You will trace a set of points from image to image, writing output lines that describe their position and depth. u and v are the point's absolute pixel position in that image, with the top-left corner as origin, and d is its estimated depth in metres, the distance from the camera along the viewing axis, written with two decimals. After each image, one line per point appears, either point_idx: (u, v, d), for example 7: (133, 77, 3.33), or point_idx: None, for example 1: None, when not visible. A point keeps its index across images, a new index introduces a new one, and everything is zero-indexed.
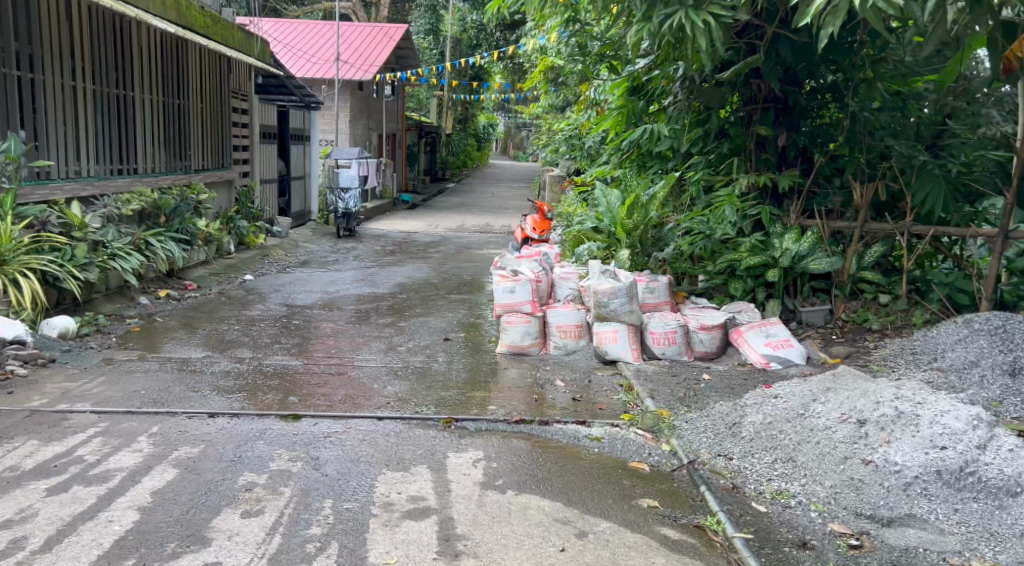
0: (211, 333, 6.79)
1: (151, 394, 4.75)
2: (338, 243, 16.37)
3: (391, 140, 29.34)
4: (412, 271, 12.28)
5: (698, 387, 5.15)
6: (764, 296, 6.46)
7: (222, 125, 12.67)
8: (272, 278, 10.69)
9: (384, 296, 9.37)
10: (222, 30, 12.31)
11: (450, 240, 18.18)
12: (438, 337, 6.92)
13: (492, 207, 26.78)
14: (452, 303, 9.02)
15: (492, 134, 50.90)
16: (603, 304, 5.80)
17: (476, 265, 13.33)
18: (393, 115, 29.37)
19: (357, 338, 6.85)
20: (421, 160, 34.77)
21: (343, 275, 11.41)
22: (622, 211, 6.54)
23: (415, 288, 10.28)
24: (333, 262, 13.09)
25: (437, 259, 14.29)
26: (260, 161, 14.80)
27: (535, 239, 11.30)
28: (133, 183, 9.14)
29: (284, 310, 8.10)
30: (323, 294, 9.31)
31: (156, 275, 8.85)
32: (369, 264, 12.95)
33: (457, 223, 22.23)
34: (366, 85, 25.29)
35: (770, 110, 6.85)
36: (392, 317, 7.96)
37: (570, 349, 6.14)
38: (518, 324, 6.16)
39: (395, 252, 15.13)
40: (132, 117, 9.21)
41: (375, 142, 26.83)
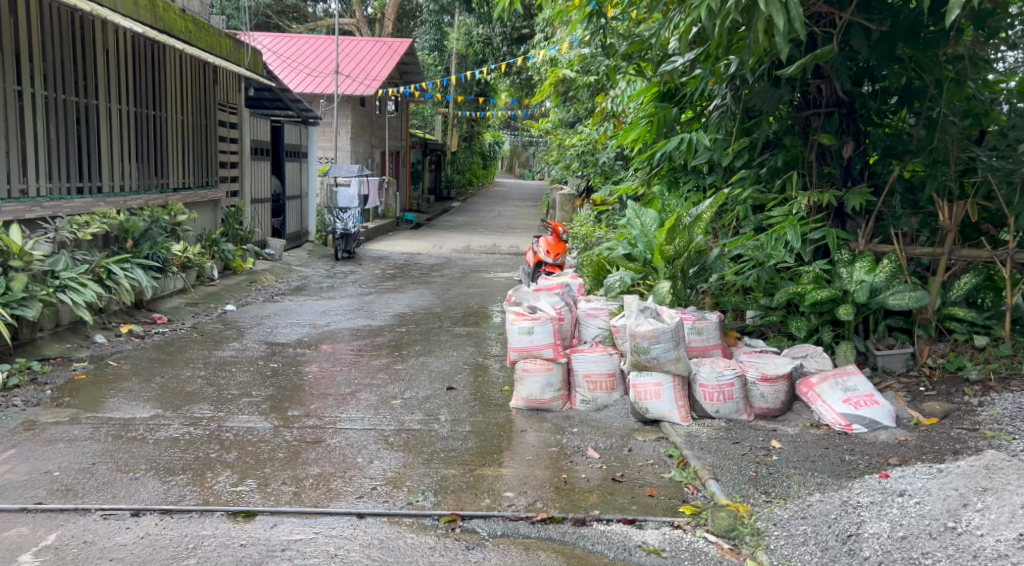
0: (171, 382, 5.77)
1: (66, 477, 3.74)
2: (336, 266, 15.33)
3: (395, 158, 28.45)
4: (413, 298, 11.22)
5: (767, 460, 4.04)
6: (831, 337, 5.34)
7: (206, 139, 11.66)
8: (256, 308, 9.66)
9: (381, 330, 8.32)
10: (206, 36, 11.34)
11: (456, 262, 17.14)
12: (438, 384, 5.86)
13: (500, 227, 25.77)
14: (456, 338, 7.95)
15: (498, 153, 50.14)
16: (643, 350, 4.71)
17: (484, 290, 12.28)
18: (397, 132, 28.47)
19: (343, 385, 5.80)
20: (426, 178, 33.87)
21: (337, 303, 10.36)
22: (661, 234, 5.34)
23: (417, 319, 9.23)
24: (328, 288, 12.05)
25: (441, 283, 13.24)
26: (250, 180, 13.78)
27: (550, 263, 10.31)
28: (95, 203, 8.17)
29: (262, 349, 7.07)
30: (312, 327, 8.27)
31: (120, 307, 7.84)
32: (367, 291, 11.90)
33: (463, 243, 21.21)
34: (368, 102, 24.42)
35: (834, 115, 5.72)
36: (386, 357, 6.90)
37: (600, 404, 5.06)
38: (538, 373, 5.08)
39: (397, 276, 14.08)
40: (95, 129, 8.31)
41: (377, 159, 25.90)
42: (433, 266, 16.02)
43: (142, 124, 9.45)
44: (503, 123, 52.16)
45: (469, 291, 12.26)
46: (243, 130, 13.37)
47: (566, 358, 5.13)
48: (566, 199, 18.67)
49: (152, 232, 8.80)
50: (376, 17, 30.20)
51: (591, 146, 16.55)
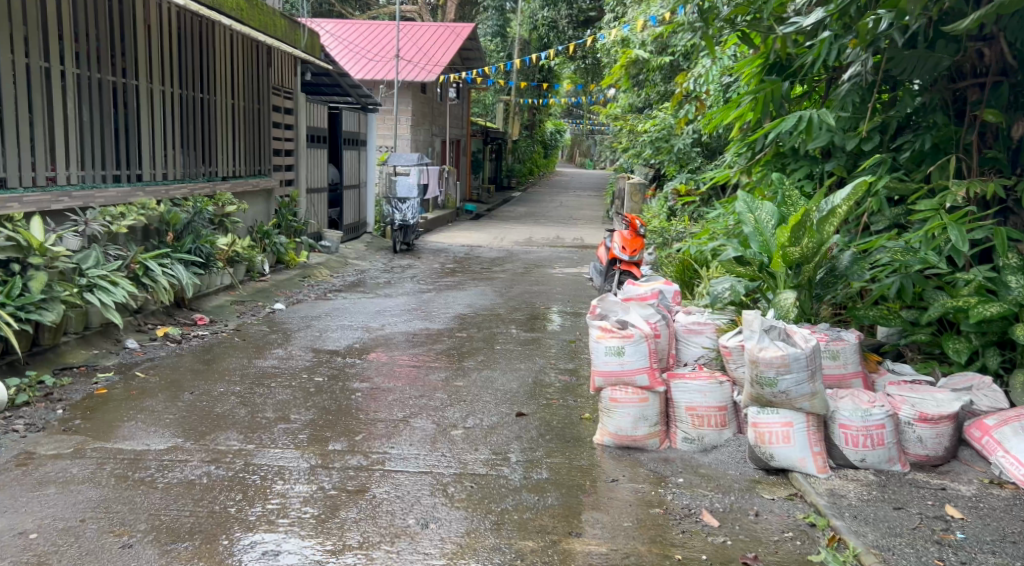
0: (200, 400, 5.01)
1: (44, 544, 2.95)
2: (393, 259, 14.61)
3: (455, 147, 27.72)
4: (476, 297, 10.37)
5: (949, 540, 3.08)
6: (999, 363, 4.27)
7: (258, 125, 10.95)
8: (307, 306, 8.94)
9: (441, 335, 7.48)
10: (259, 15, 10.63)
11: (519, 256, 16.29)
12: (507, 409, 4.97)
13: (563, 218, 24.79)
14: (525, 347, 7.06)
15: (559, 142, 49.03)
16: (768, 382, 3.74)
17: (551, 288, 11.39)
18: (457, 120, 27.71)
19: (396, 407, 4.96)
20: (486, 167, 33.03)
21: (394, 302, 9.57)
22: (784, 232, 4.36)
23: (480, 322, 8.36)
24: (384, 284, 11.30)
25: (504, 280, 12.37)
26: (305, 169, 13.04)
27: (626, 261, 9.25)
28: (133, 193, 7.49)
29: (307, 358, 6.29)
30: (365, 331, 7.47)
31: (157, 307, 7.15)
32: (426, 287, 11.10)
33: (525, 235, 20.31)
34: (429, 88, 23.69)
35: (1002, 86, 4.65)
36: (446, 370, 6.04)
37: (707, 444, 4.11)
38: (629, 404, 4.16)
39: (457, 271, 13.28)
40: (134, 112, 7.60)
41: (437, 148, 25.17)
42: (495, 261, 15.19)
43: (187, 108, 8.75)
44: (565, 111, 51.02)
45: (535, 290, 11.37)
46: (297, 117, 12.59)
47: (664, 387, 4.20)
48: (636, 189, 17.62)
49: (196, 225, 8.08)
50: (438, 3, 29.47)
51: (666, 133, 15.49)
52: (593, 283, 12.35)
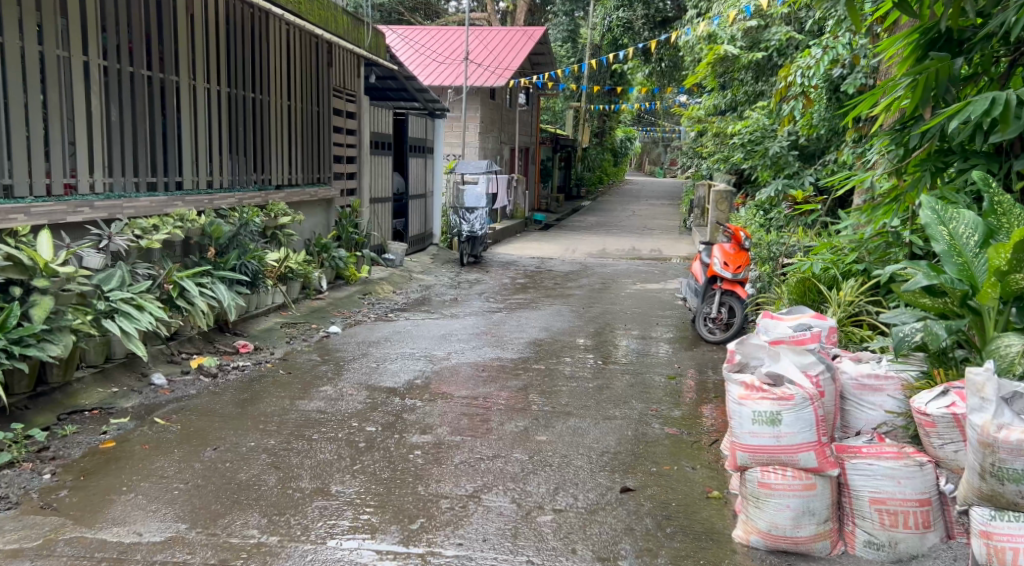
0: (223, 459, 4.04)
1: None
2: (460, 274, 13.62)
3: (524, 155, 26.73)
4: (551, 317, 9.27)
5: None
6: None
7: (318, 129, 10.08)
8: (366, 328, 7.99)
9: (515, 367, 6.40)
10: (319, 9, 9.76)
11: (595, 269, 15.13)
12: (606, 481, 3.86)
13: (637, 228, 23.54)
14: (616, 386, 5.92)
15: (628, 150, 47.62)
16: (1014, 478, 2.66)
17: (634, 308, 10.21)
18: (527, 127, 26.72)
19: (464, 476, 3.89)
20: (555, 176, 31.95)
21: (461, 324, 8.55)
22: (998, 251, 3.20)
23: (559, 350, 7.25)
24: (451, 302, 10.31)
25: (581, 297, 11.25)
26: (369, 178, 12.14)
27: (730, 281, 8.05)
28: (172, 202, 6.60)
29: (359, 398, 5.29)
30: (428, 361, 6.46)
31: (194, 333, 6.25)
32: (496, 306, 10.06)
33: (599, 246, 19.14)
34: (498, 93, 22.78)
35: None
36: (523, 416, 4.95)
37: (900, 553, 3.02)
38: (789, 493, 3.09)
39: (529, 286, 12.21)
40: (173, 109, 6.72)
41: (505, 155, 24.22)
42: (569, 275, 14.08)
43: (238, 107, 7.88)
44: (636, 118, 49.60)
45: (616, 310, 10.22)
46: (359, 122, 11.69)
47: (837, 469, 3.11)
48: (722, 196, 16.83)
49: (242, 238, 7.12)
50: (507, 8, 28.61)
51: (761, 136, 14.55)
52: (680, 301, 11.12)
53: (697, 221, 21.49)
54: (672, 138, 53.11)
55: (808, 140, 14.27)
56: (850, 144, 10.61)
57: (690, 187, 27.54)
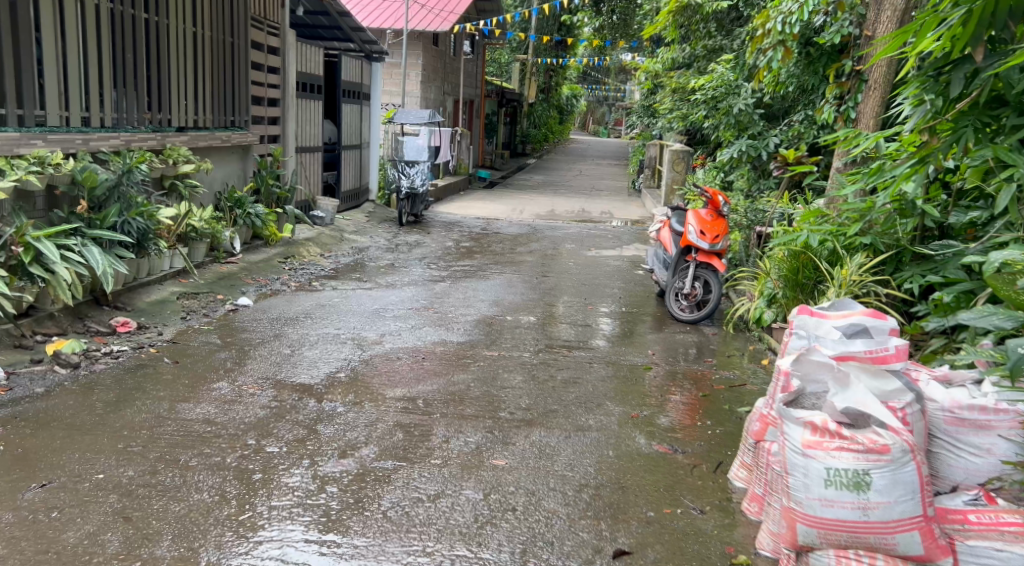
0: (51, 504, 2.87)
1: None
2: (399, 235, 12.43)
3: (469, 107, 25.38)
4: (500, 290, 8.17)
5: None
6: None
7: (234, 62, 8.67)
8: (284, 300, 6.77)
9: (461, 357, 5.30)
10: None
11: (545, 232, 14.09)
12: (593, 541, 2.86)
13: (584, 188, 22.51)
14: (583, 384, 4.88)
15: (574, 108, 46.46)
16: None
17: (592, 279, 9.22)
18: (472, 78, 25.32)
19: (394, 537, 2.82)
20: (500, 131, 30.62)
21: (397, 296, 7.39)
22: None
23: (513, 333, 6.17)
24: (386, 268, 9.12)
25: (531, 264, 10.17)
26: (295, 124, 10.75)
27: (707, 252, 7.09)
28: (28, 141, 5.25)
29: (261, 400, 4.12)
30: (356, 347, 5.31)
31: (57, 308, 4.98)
32: (437, 275, 8.91)
33: (547, 207, 18.05)
34: (442, 39, 21.33)
35: None
36: (473, 428, 3.88)
37: None
38: None
39: (474, 251, 11.07)
40: (30, 26, 5.32)
41: (448, 107, 22.83)
42: (518, 238, 13.01)
43: (127, 31, 6.48)
44: (582, 74, 48.33)
45: (571, 281, 9.18)
46: (284, 58, 10.26)
47: (945, 554, 2.62)
48: (678, 156, 16.09)
49: (125, 189, 5.77)
50: None
51: (725, 91, 13.61)
52: (640, 271, 10.14)
53: (648, 183, 20.56)
54: (617, 97, 52.10)
55: (773, 99, 13.41)
56: (830, 103, 9.78)
57: (638, 147, 26.58)
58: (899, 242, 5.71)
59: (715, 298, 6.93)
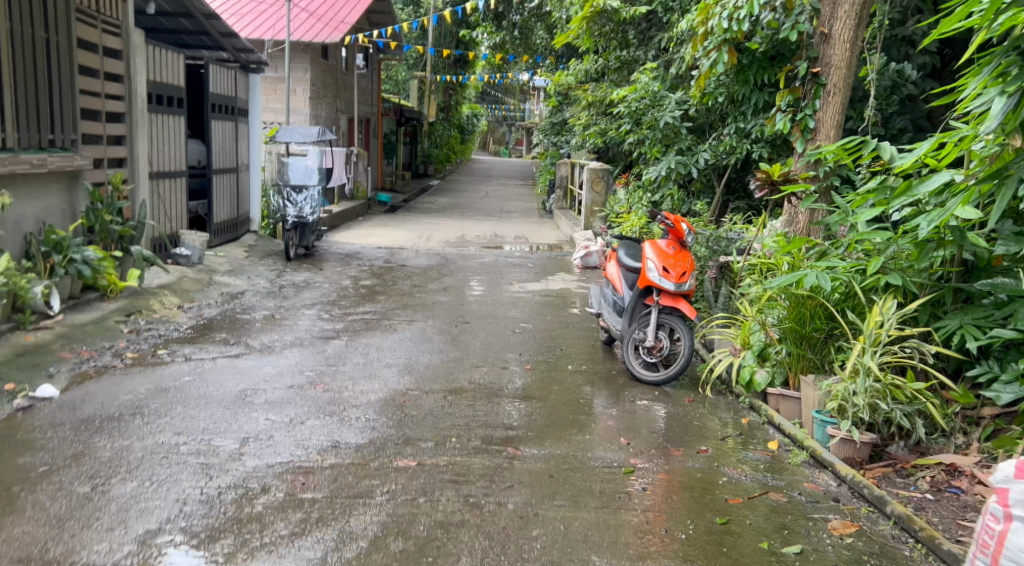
0: None
1: None
2: (285, 275, 10.58)
3: (365, 126, 23.61)
4: (411, 348, 6.51)
5: None
6: None
7: (51, 65, 6.68)
8: (109, 384, 4.93)
9: (362, 477, 3.66)
10: None
11: (455, 263, 12.49)
12: None
13: (493, 210, 21.05)
14: (547, 519, 3.30)
15: (475, 126, 45.20)
16: None
17: (518, 326, 7.69)
18: (367, 96, 23.57)
19: None
20: (400, 151, 28.87)
21: (275, 366, 5.65)
22: None
23: (433, 422, 4.52)
24: (266, 323, 7.31)
25: (444, 307, 8.56)
26: (146, 144, 9.05)
27: (671, 297, 5.80)
28: None
29: None
30: (201, 473, 3.61)
31: None
32: (331, 328, 7.17)
33: (456, 232, 16.46)
34: (331, 52, 19.55)
35: None
36: None
37: None
38: None
39: (375, 291, 9.37)
40: None
41: (342, 125, 20.99)
42: (426, 272, 11.37)
43: None
44: (481, 92, 47.22)
45: (494, 328, 7.61)
46: (127, 63, 8.61)
47: None
48: (597, 175, 14.79)
49: None
50: None
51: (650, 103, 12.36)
52: (572, 311, 8.68)
53: (561, 204, 19.27)
54: (517, 115, 51.20)
55: (698, 110, 12.32)
56: (778, 110, 8.55)
57: (546, 166, 25.37)
58: (936, 283, 4.43)
59: (684, 350, 5.59)
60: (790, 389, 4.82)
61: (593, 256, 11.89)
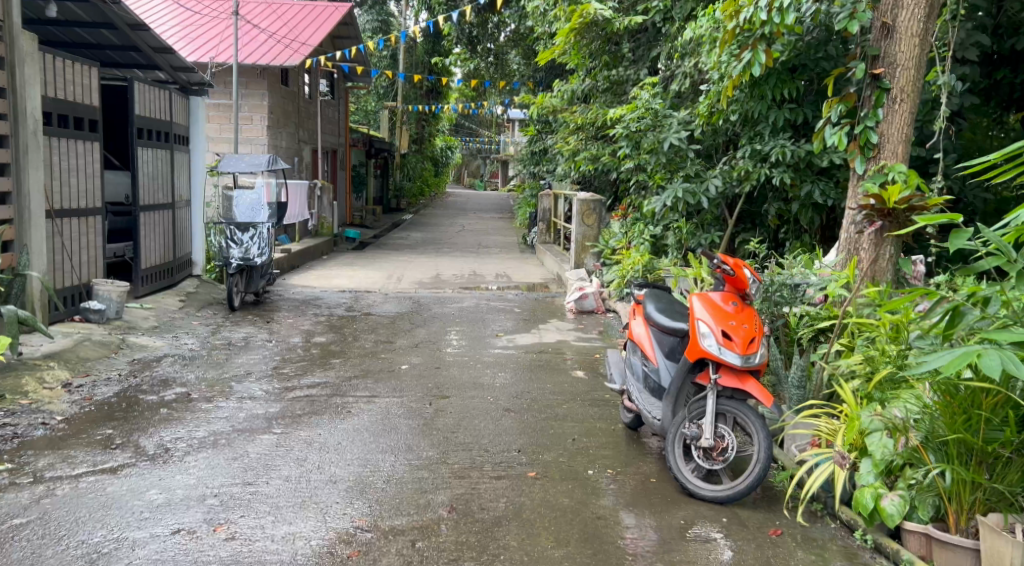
0: None
1: None
2: (222, 331, 8.78)
3: (331, 158, 21.90)
4: (368, 443, 4.74)
5: None
6: None
7: None
8: None
9: None
10: None
11: (427, 310, 10.74)
12: None
13: (470, 245, 19.34)
14: None
15: (450, 159, 43.56)
16: None
17: (511, 400, 5.93)
18: (333, 125, 21.87)
19: None
20: (370, 184, 27.12)
21: (164, 492, 3.91)
22: None
23: None
24: (177, 407, 5.52)
25: (414, 372, 6.79)
26: (38, 174, 7.33)
27: (731, 375, 4.13)
28: None
29: None
30: None
31: None
32: (263, 413, 5.39)
33: (429, 271, 14.71)
34: (292, 78, 17.85)
35: None
36: None
37: None
38: None
39: (329, 352, 7.58)
40: None
41: (305, 157, 19.26)
42: (393, 323, 9.60)
43: None
44: (455, 124, 45.69)
45: (481, 403, 5.86)
46: (11, 73, 6.92)
47: None
48: (588, 207, 13.07)
49: None
50: None
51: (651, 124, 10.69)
52: (576, 375, 6.93)
53: (543, 238, 17.62)
54: (492, 148, 49.74)
55: (704, 131, 10.71)
56: (826, 124, 6.77)
57: (524, 198, 23.75)
58: None
59: (763, 455, 3.94)
60: (952, 533, 3.25)
61: (590, 298, 10.79)
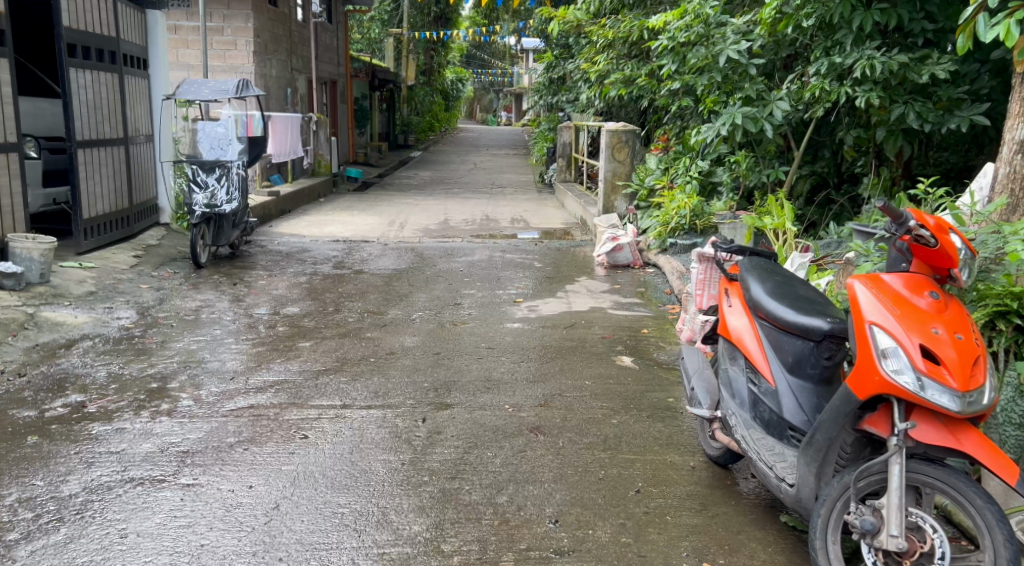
0: None
1: None
2: (174, 298, 7.06)
3: (329, 90, 19.88)
4: (319, 511, 3.03)
5: None
6: None
7: None
8: None
9: None
10: None
11: (432, 265, 8.97)
12: None
13: (482, 185, 17.43)
14: None
15: (461, 92, 41.18)
16: None
17: (540, 411, 4.18)
18: (331, 52, 19.77)
19: None
20: (376, 119, 25.09)
21: None
22: None
23: None
24: (58, 431, 3.83)
25: (406, 362, 5.03)
26: None
27: (944, 425, 2.35)
28: None
29: None
30: None
31: None
32: (177, 443, 3.68)
33: (437, 216, 12.89)
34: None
35: None
36: None
37: None
38: None
39: (298, 331, 5.83)
40: None
41: (299, 87, 17.26)
42: (388, 284, 7.84)
43: None
44: (466, 55, 43.16)
45: (497, 415, 4.11)
46: None
47: None
48: (618, 138, 10.99)
49: None
50: None
51: (702, 33, 8.61)
52: (625, 362, 5.16)
53: (563, 176, 15.64)
54: (506, 80, 47.16)
55: (765, 43, 8.67)
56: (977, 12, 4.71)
57: (540, 131, 21.65)
58: None
59: None
60: None
61: (625, 250, 8.94)
